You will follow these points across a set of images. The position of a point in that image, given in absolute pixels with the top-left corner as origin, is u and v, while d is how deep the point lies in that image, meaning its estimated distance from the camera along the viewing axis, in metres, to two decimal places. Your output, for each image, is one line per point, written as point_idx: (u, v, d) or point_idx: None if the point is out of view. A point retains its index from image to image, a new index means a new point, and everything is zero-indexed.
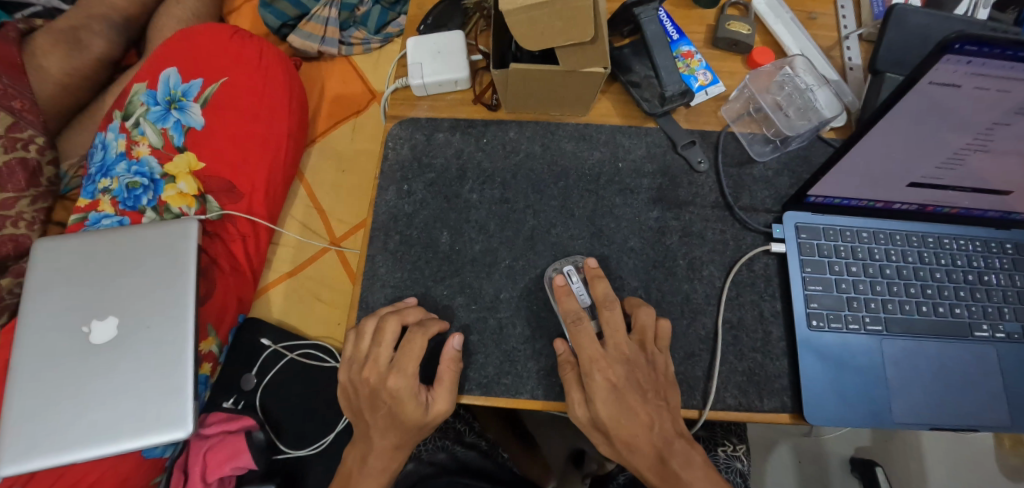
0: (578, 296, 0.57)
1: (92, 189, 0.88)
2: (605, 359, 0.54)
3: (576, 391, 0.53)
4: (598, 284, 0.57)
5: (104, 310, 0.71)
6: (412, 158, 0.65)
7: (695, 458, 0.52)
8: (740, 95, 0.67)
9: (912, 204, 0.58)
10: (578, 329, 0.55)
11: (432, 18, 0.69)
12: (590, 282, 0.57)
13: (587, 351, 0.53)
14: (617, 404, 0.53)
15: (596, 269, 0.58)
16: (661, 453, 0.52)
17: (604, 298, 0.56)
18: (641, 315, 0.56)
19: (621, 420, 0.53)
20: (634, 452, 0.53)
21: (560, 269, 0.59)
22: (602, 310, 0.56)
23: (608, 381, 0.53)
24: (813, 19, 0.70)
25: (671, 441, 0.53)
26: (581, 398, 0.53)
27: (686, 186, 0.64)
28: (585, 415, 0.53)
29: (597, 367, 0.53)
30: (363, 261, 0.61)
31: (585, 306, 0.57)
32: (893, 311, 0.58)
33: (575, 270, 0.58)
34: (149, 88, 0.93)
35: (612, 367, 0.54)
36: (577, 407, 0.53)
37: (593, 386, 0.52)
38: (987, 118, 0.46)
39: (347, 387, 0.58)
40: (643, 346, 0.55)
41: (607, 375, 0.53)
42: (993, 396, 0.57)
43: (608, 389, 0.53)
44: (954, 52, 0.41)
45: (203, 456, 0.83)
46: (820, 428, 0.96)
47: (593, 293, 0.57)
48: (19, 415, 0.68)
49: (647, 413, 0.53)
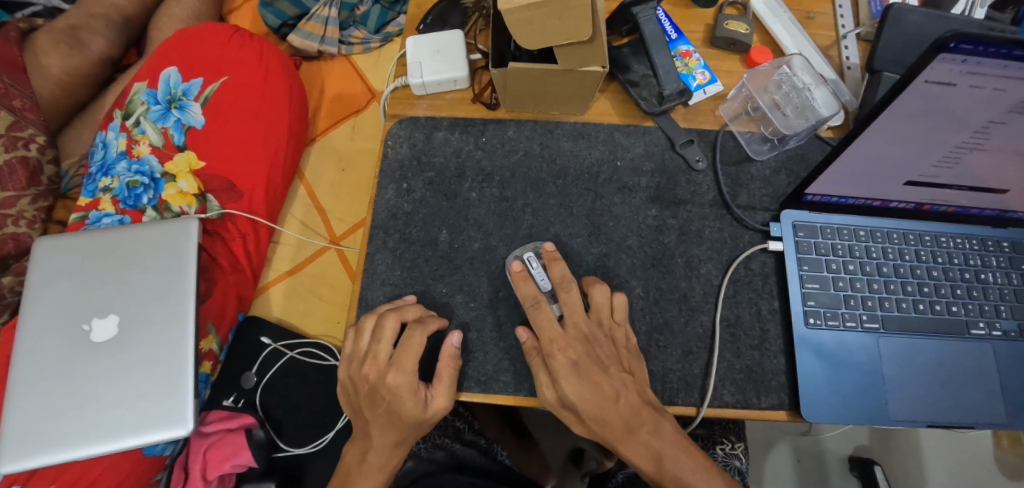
0: (538, 281, 0.57)
1: (93, 188, 0.89)
2: (565, 339, 0.54)
3: (543, 374, 0.53)
4: (556, 266, 0.57)
5: (105, 308, 0.72)
6: (412, 157, 0.65)
7: (665, 426, 0.52)
8: (738, 94, 0.67)
9: (910, 202, 0.58)
10: (537, 311, 0.55)
11: (432, 18, 0.69)
12: (548, 265, 0.58)
13: (547, 332, 0.54)
14: (581, 380, 0.52)
15: (553, 252, 0.58)
16: (630, 425, 0.52)
17: (562, 279, 0.57)
18: (597, 294, 0.56)
19: (585, 395, 0.52)
20: (604, 426, 0.52)
21: (519, 256, 0.59)
22: (560, 292, 0.56)
23: (569, 359, 0.53)
24: (811, 19, 0.70)
25: (640, 412, 0.52)
26: (548, 380, 0.53)
27: (684, 184, 0.64)
28: (553, 396, 0.53)
29: (557, 347, 0.53)
30: (363, 259, 0.61)
31: (545, 291, 0.57)
32: (890, 308, 0.59)
33: (534, 256, 0.58)
34: (150, 87, 0.94)
35: (572, 346, 0.54)
36: (545, 389, 0.53)
37: (555, 365, 0.52)
38: (983, 117, 0.46)
39: (347, 383, 0.58)
40: (602, 323, 0.56)
41: (567, 354, 0.53)
42: (990, 393, 0.57)
43: (570, 366, 0.52)
44: (950, 50, 0.41)
45: (203, 454, 0.82)
46: (818, 427, 0.97)
47: (552, 276, 0.57)
48: (21, 413, 0.69)
49: (612, 386, 0.53)
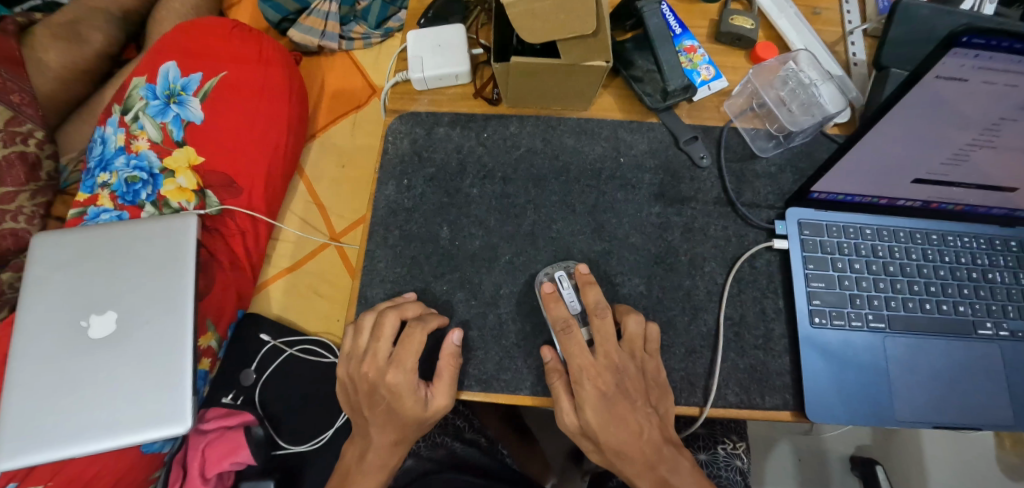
0: (568, 303, 0.56)
1: (91, 183, 0.88)
2: (595, 367, 0.53)
3: (567, 401, 0.53)
4: (590, 291, 0.56)
5: (102, 304, 0.71)
6: (412, 153, 0.65)
7: (682, 463, 0.54)
8: (743, 90, 0.66)
9: (917, 200, 0.57)
10: (567, 337, 0.54)
11: (433, 12, 0.68)
12: (582, 289, 0.56)
13: (576, 359, 0.53)
14: (607, 412, 0.53)
15: (588, 275, 0.57)
16: (651, 461, 0.53)
17: (596, 305, 0.55)
18: (631, 324, 0.55)
19: (609, 427, 0.52)
20: (624, 459, 0.53)
21: (550, 274, 0.58)
22: (594, 318, 0.55)
23: (598, 390, 0.53)
24: (817, 14, 0.70)
25: (661, 449, 0.53)
26: (571, 406, 0.53)
27: (688, 181, 0.64)
28: (575, 423, 0.53)
29: (586, 375, 0.53)
30: (363, 256, 0.61)
31: (574, 312, 0.57)
32: (896, 308, 0.58)
33: (566, 276, 0.58)
34: (148, 82, 0.93)
35: (602, 376, 0.54)
36: (567, 415, 0.53)
37: (582, 394, 0.52)
38: (993, 114, 0.45)
39: (345, 382, 0.58)
40: (634, 354, 0.54)
41: (596, 383, 0.53)
42: (996, 395, 0.56)
43: (598, 397, 0.53)
44: (962, 45, 0.40)
45: (202, 451, 0.82)
46: (820, 427, 0.96)
47: (585, 301, 0.56)
48: (19, 409, 0.68)
49: (637, 420, 0.53)
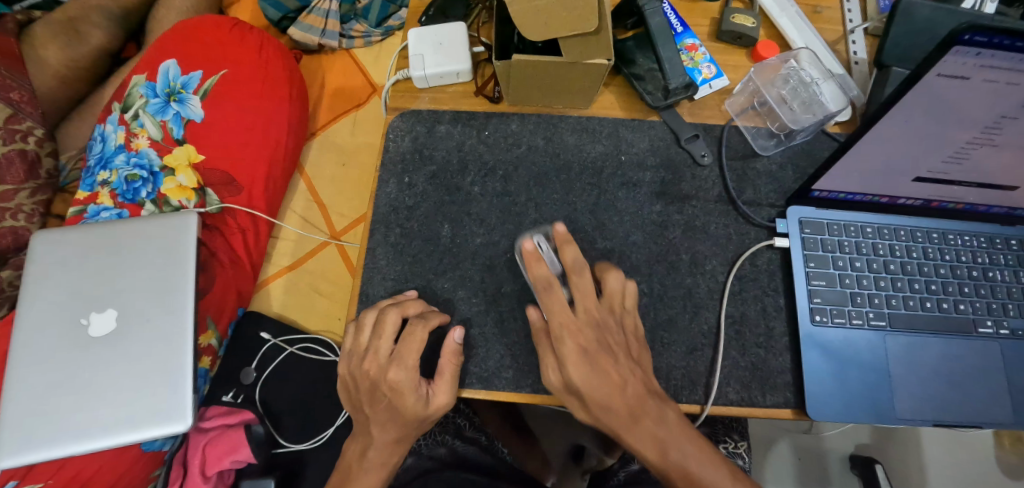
0: (549, 263, 0.56)
1: (91, 181, 0.88)
2: (576, 324, 0.53)
3: (550, 357, 0.52)
4: (568, 250, 0.55)
5: (102, 303, 0.71)
6: (414, 150, 0.65)
7: (669, 415, 0.51)
8: (744, 89, 0.66)
9: (917, 199, 0.57)
10: (549, 295, 0.54)
11: (434, 10, 0.68)
12: (560, 248, 0.56)
13: (557, 316, 0.53)
14: (589, 367, 0.51)
15: (565, 235, 0.56)
16: (635, 414, 0.50)
17: (574, 263, 0.55)
18: (610, 281, 0.55)
19: (592, 382, 0.50)
20: (608, 415, 0.50)
21: (531, 238, 0.57)
22: (571, 275, 0.55)
23: (578, 345, 0.52)
24: (818, 13, 0.69)
25: (644, 401, 0.51)
26: (554, 363, 0.52)
27: (689, 179, 0.64)
28: (558, 380, 0.52)
29: (566, 331, 0.52)
30: (364, 254, 0.61)
31: (556, 273, 0.56)
32: (896, 307, 0.58)
33: (545, 238, 0.57)
34: (148, 80, 0.93)
35: (584, 331, 0.53)
36: (551, 373, 0.52)
37: (564, 350, 0.51)
38: (994, 112, 0.45)
39: (347, 380, 0.58)
40: (613, 310, 0.55)
41: (577, 339, 0.52)
42: (998, 393, 0.57)
43: (580, 352, 0.51)
44: (963, 43, 0.40)
45: (202, 450, 0.83)
46: (820, 425, 0.96)
47: (563, 259, 0.55)
48: (18, 408, 0.68)
49: (620, 374, 0.51)
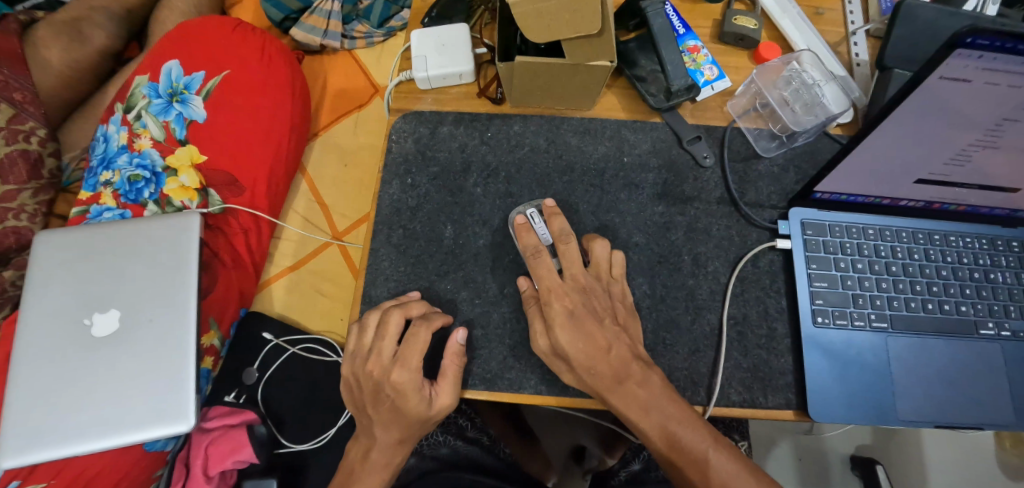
0: (539, 234, 0.58)
1: (94, 182, 0.88)
2: (563, 288, 0.55)
3: (539, 321, 0.54)
4: (556, 220, 0.58)
5: (106, 303, 0.71)
6: (416, 151, 0.65)
7: (653, 378, 0.52)
8: (746, 90, 0.66)
9: (919, 201, 0.57)
10: (537, 262, 0.56)
11: (436, 11, 0.68)
12: (548, 219, 0.59)
13: (545, 281, 0.55)
14: (575, 329, 0.53)
15: (554, 207, 0.59)
16: (619, 376, 0.52)
17: (561, 232, 0.58)
18: (597, 249, 0.58)
19: (577, 342, 0.52)
20: (594, 375, 0.52)
21: (522, 211, 0.60)
22: (559, 244, 0.57)
23: (565, 308, 0.54)
24: (820, 15, 0.70)
25: (628, 364, 0.52)
26: (542, 327, 0.54)
27: (691, 181, 0.64)
28: (546, 343, 0.53)
29: (554, 296, 0.54)
30: (367, 255, 0.61)
31: (545, 244, 0.58)
32: (898, 308, 0.58)
33: (535, 211, 0.59)
34: (151, 81, 0.93)
35: (569, 296, 0.55)
36: (539, 336, 0.54)
37: (551, 313, 0.53)
38: (995, 115, 0.45)
39: (350, 380, 0.58)
40: (599, 277, 0.57)
41: (564, 303, 0.54)
42: (999, 394, 0.57)
43: (566, 314, 0.53)
44: (966, 46, 0.40)
45: (205, 450, 0.83)
46: (821, 426, 0.96)
47: (552, 229, 0.58)
48: (21, 408, 0.68)
49: (605, 338, 0.53)
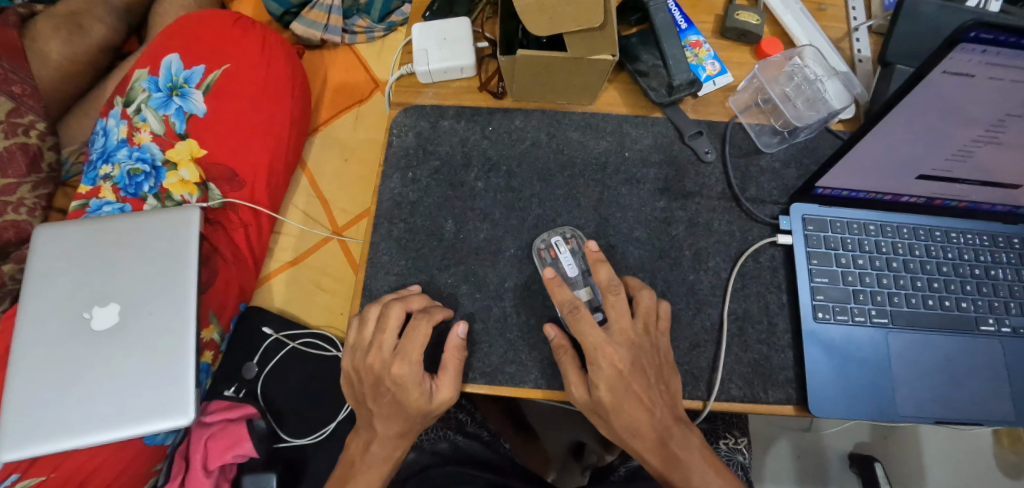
0: (566, 266, 0.59)
1: (93, 175, 0.88)
2: (612, 348, 0.52)
3: (574, 373, 0.52)
4: (602, 270, 0.55)
5: (105, 296, 0.71)
6: (417, 145, 0.65)
7: (693, 440, 0.52)
8: (748, 85, 0.66)
9: (921, 197, 0.57)
10: (576, 318, 0.53)
11: (438, 4, 0.68)
12: (594, 268, 0.56)
13: (589, 338, 0.52)
14: (621, 388, 0.51)
15: (598, 254, 0.56)
16: (661, 438, 0.52)
17: (609, 283, 0.55)
18: (642, 298, 0.55)
19: (621, 405, 0.51)
20: (636, 436, 0.52)
21: (546, 238, 0.60)
22: (608, 296, 0.54)
23: (614, 368, 0.52)
24: (822, 10, 0.69)
25: (671, 427, 0.52)
26: (580, 380, 0.52)
27: (692, 177, 0.64)
28: (585, 397, 0.52)
29: (601, 354, 0.52)
30: (367, 249, 0.61)
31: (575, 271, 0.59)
32: (898, 304, 0.58)
33: (562, 241, 0.60)
34: (150, 74, 0.93)
35: (618, 353, 0.52)
36: (576, 388, 0.52)
37: (597, 372, 0.51)
38: (997, 111, 0.45)
39: (349, 373, 0.58)
40: (648, 331, 0.54)
41: (611, 361, 0.52)
42: (999, 390, 0.57)
43: (613, 375, 0.51)
44: (969, 40, 0.40)
45: (204, 443, 0.82)
46: (820, 423, 0.96)
47: (598, 279, 0.55)
48: (21, 402, 0.68)
49: (649, 396, 0.52)
